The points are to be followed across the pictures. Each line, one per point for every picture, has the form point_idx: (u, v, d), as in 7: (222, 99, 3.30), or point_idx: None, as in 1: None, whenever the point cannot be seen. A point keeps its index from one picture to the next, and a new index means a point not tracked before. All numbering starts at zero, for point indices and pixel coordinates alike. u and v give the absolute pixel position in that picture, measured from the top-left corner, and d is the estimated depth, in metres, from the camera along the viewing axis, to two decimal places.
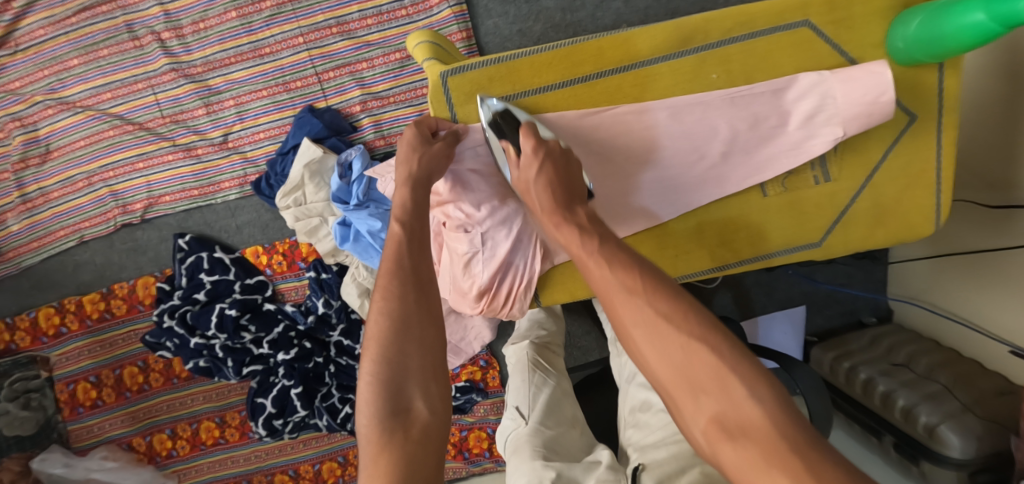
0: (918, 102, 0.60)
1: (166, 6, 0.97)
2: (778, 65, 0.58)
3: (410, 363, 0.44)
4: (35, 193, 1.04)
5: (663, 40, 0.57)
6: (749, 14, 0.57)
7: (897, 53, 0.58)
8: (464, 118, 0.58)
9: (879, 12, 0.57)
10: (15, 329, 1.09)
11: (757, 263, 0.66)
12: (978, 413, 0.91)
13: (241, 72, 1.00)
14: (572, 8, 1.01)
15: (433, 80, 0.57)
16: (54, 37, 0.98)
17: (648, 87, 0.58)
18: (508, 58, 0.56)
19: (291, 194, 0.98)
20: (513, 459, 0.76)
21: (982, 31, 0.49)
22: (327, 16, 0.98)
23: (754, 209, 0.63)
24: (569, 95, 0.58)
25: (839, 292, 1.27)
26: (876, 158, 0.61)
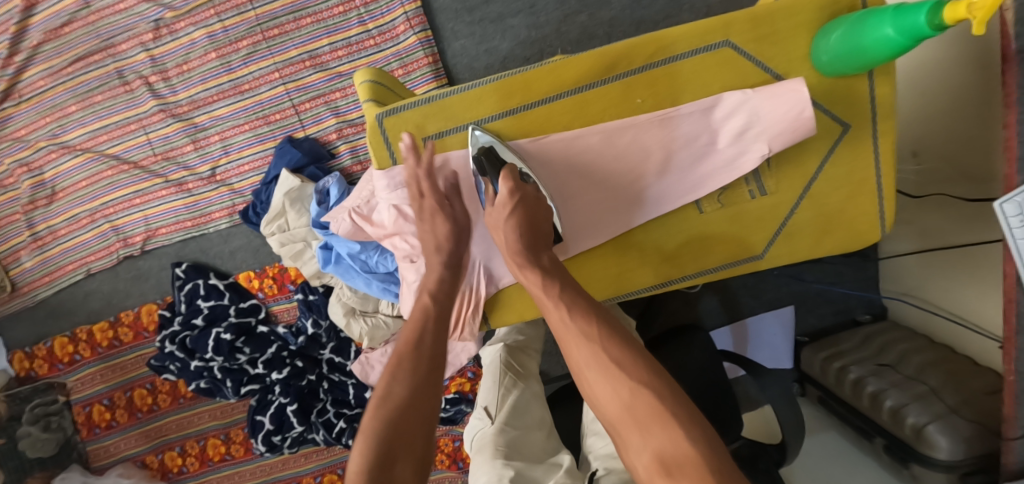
0: (851, 111, 0.59)
1: (152, 52, 1.04)
2: (705, 85, 0.57)
3: (406, 423, 0.49)
4: (45, 231, 1.12)
5: (586, 69, 0.57)
6: (670, 38, 0.56)
7: (822, 67, 0.56)
8: (403, 159, 0.59)
9: (805, 26, 0.56)
10: (34, 357, 1.17)
11: (703, 278, 0.65)
12: (965, 414, 0.88)
13: (224, 109, 1.05)
14: (537, 25, 1.02)
15: (370, 121, 0.59)
16: (54, 87, 1.05)
17: (578, 113, 0.58)
18: (438, 97, 0.58)
19: (274, 221, 1.02)
20: (477, 458, 0.80)
21: (893, 46, 0.48)
22: (300, 50, 1.02)
23: (693, 226, 0.63)
24: (498, 127, 0.58)
25: (830, 291, 1.25)
26: (813, 169, 0.60)
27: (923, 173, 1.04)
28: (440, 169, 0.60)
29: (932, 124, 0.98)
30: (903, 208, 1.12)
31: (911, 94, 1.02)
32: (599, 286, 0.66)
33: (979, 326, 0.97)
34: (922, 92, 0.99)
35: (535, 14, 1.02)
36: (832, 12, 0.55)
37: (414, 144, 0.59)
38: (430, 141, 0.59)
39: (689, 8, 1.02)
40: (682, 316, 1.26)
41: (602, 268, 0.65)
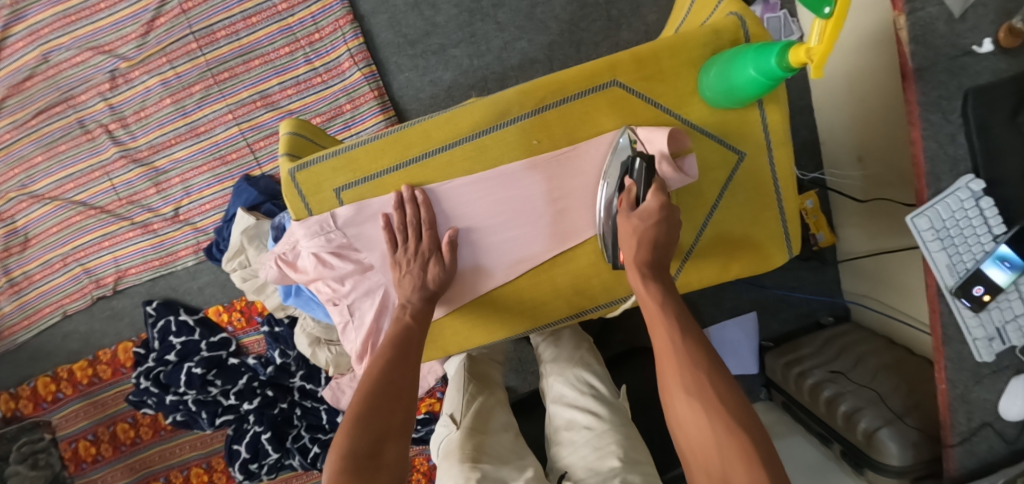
0: (744, 139, 0.61)
1: (110, 100, 1.08)
2: (598, 124, 0.60)
3: (391, 424, 0.54)
4: (21, 276, 1.16)
5: (482, 116, 0.59)
6: (559, 82, 0.58)
7: (708, 100, 0.58)
8: (319, 210, 0.62)
9: (688, 63, 0.58)
10: (19, 398, 1.22)
11: (617, 306, 0.68)
12: (910, 421, 0.90)
13: (182, 151, 1.09)
14: (478, 53, 1.04)
15: (285, 177, 0.62)
16: (20, 139, 1.10)
17: (478, 158, 0.61)
18: (345, 150, 0.61)
19: (236, 258, 1.06)
20: (444, 463, 0.82)
21: (757, 85, 0.50)
22: (251, 91, 1.06)
23: (600, 258, 0.65)
24: (405, 175, 0.61)
25: (791, 296, 1.26)
26: (714, 198, 0.62)
27: (869, 178, 1.05)
28: (359, 216, 0.62)
29: (871, 129, 1.00)
30: (853, 212, 1.13)
31: (852, 98, 1.03)
32: (515, 319, 0.67)
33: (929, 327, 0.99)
34: (859, 98, 1.01)
35: (476, 44, 1.04)
36: (715, 48, 0.58)
37: (326, 195, 0.62)
38: (343, 191, 0.62)
39: (625, 28, 1.04)
40: None
41: (512, 302, 0.67)
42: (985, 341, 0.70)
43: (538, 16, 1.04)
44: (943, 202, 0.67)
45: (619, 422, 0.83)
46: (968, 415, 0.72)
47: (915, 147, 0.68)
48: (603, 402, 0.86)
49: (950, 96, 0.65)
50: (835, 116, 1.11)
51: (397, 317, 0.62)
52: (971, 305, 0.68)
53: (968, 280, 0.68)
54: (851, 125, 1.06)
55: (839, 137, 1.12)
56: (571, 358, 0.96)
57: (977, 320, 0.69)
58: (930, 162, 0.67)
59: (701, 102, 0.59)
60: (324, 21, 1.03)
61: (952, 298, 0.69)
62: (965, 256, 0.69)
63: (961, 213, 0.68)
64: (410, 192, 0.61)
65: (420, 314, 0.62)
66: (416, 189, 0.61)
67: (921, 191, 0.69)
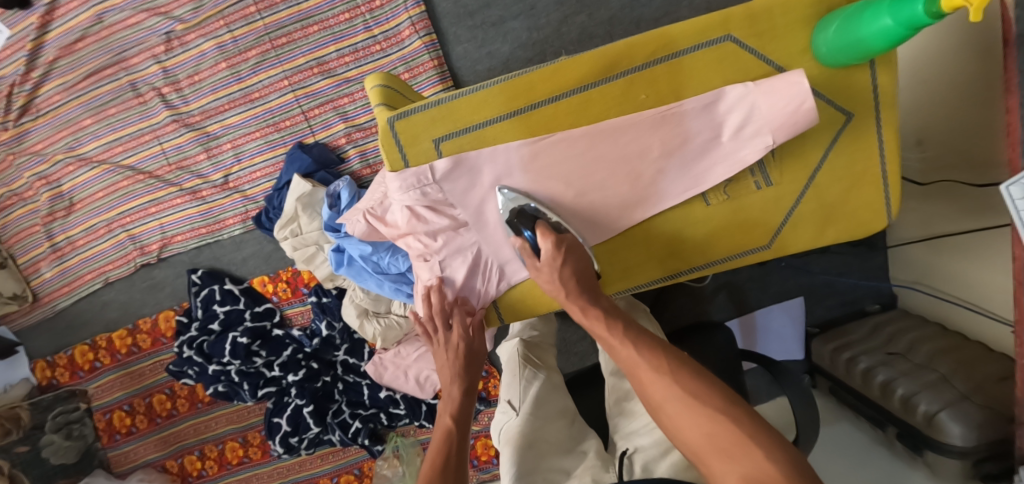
0: (853, 101, 0.60)
1: (164, 64, 1.06)
2: (706, 80, 0.59)
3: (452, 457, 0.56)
4: (64, 242, 1.14)
5: (590, 69, 0.58)
6: (671, 35, 0.57)
7: (825, 58, 0.57)
8: (415, 161, 0.61)
9: (803, 19, 0.57)
10: (55, 366, 1.20)
11: (711, 268, 0.68)
12: (976, 400, 0.89)
13: (235, 117, 1.07)
14: (538, 27, 1.03)
15: (382, 125, 0.61)
16: (69, 101, 1.08)
17: (582, 112, 0.60)
18: (447, 100, 0.59)
19: (287, 226, 1.04)
20: (505, 450, 0.81)
21: (891, 36, 0.49)
22: (308, 58, 1.04)
23: (699, 219, 0.64)
24: (506, 128, 0.60)
25: (837, 281, 1.26)
26: (816, 160, 0.62)
27: (928, 161, 1.05)
28: (460, 170, 0.60)
29: (932, 112, 0.99)
30: (908, 196, 1.13)
31: (914, 81, 1.02)
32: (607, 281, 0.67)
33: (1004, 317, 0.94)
34: (921, 81, 1.00)
35: (536, 16, 1.03)
36: (828, 6, 0.57)
37: (424, 146, 0.61)
38: (441, 142, 0.61)
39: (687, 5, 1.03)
40: (690, 310, 1.27)
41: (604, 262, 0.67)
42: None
43: None
44: None
45: None
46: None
47: (1010, 115, 0.68)
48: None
49: None
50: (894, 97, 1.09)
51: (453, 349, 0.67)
52: None
53: None
54: (910, 108, 1.05)
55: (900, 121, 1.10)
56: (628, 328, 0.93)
57: None
58: None
59: (812, 60, 0.59)
60: None
61: None
62: None
63: None
64: (513, 145, 0.60)
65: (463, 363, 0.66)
66: (516, 143, 0.60)
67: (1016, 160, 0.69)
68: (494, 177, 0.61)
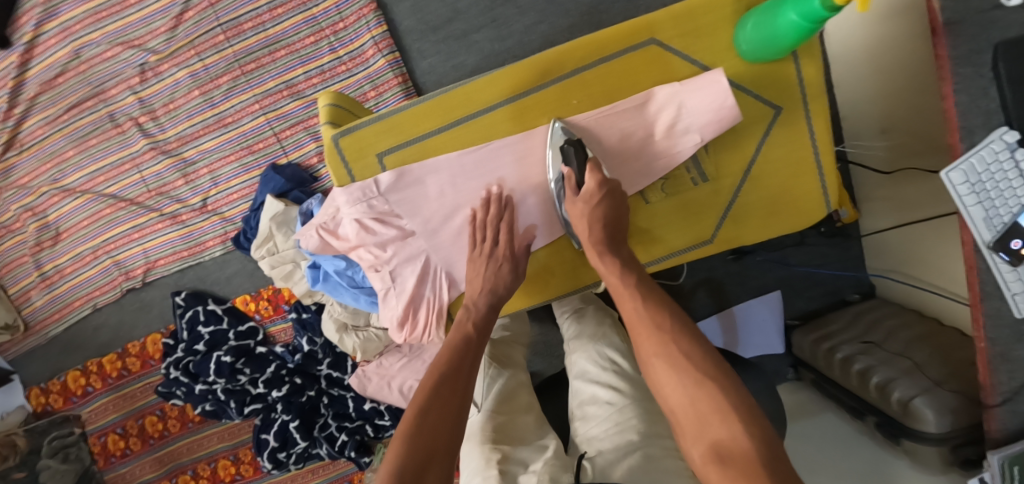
0: (781, 94, 0.61)
1: (140, 94, 1.10)
2: (637, 82, 0.60)
3: (439, 440, 0.50)
4: (52, 270, 1.18)
5: (522, 77, 0.60)
6: (598, 42, 0.60)
7: (746, 55, 0.59)
8: (362, 175, 0.63)
9: (725, 18, 0.59)
10: (49, 392, 1.23)
11: (661, 264, 0.67)
12: (949, 387, 0.89)
13: (210, 142, 1.11)
14: (500, 38, 1.05)
15: (327, 143, 0.63)
16: (51, 134, 1.12)
17: (518, 119, 0.61)
18: (388, 115, 0.62)
19: (264, 245, 1.06)
20: (467, 445, 0.83)
21: (798, 30, 0.51)
22: (277, 81, 1.08)
23: (640, 217, 0.64)
24: (446, 139, 0.62)
25: (816, 273, 1.25)
26: (752, 153, 0.63)
27: (894, 148, 1.05)
28: (405, 176, 0.62)
29: (886, 100, 1.02)
30: (878, 185, 1.13)
31: (872, 71, 1.03)
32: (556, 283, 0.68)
33: (962, 296, 0.97)
34: (878, 70, 1.01)
35: (497, 28, 1.05)
36: (748, 5, 0.59)
37: (369, 160, 0.63)
38: (385, 156, 0.63)
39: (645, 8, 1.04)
40: None
41: (550, 264, 0.66)
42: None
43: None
44: (978, 154, 0.69)
45: (640, 396, 0.84)
46: (1009, 374, 0.74)
47: (947, 102, 0.70)
48: (624, 377, 0.87)
49: (982, 49, 0.67)
50: (854, 89, 1.11)
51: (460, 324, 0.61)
52: (1009, 260, 0.69)
53: (1006, 234, 0.69)
54: (871, 99, 1.06)
55: (858, 113, 1.12)
56: (595, 334, 0.97)
57: (1014, 275, 0.70)
58: (962, 114, 0.69)
59: (737, 57, 0.60)
60: (348, 10, 1.05)
61: (989, 251, 0.70)
62: (1004, 208, 0.70)
63: (996, 166, 0.68)
64: (452, 155, 0.61)
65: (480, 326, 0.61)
66: (456, 153, 0.62)
67: (955, 145, 0.71)
68: (437, 186, 0.62)
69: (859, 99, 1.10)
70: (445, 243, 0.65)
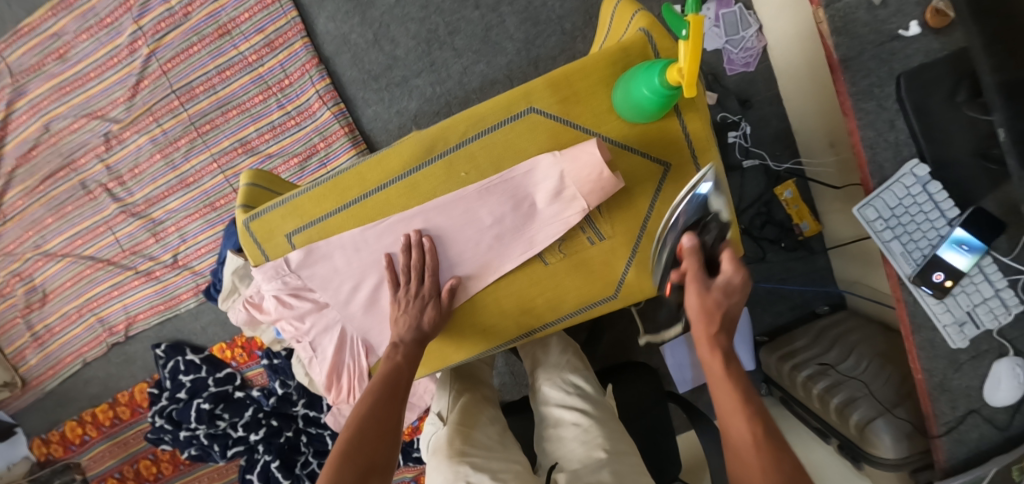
0: (669, 150, 0.62)
1: (107, 162, 1.16)
2: (522, 150, 0.61)
3: (377, 461, 0.55)
4: (42, 330, 1.25)
5: (411, 154, 0.62)
6: (478, 114, 0.60)
7: (620, 117, 0.60)
8: (274, 254, 0.66)
9: (601, 81, 0.59)
10: (50, 442, 1.31)
11: (564, 321, 0.70)
12: (899, 413, 0.83)
13: (175, 202, 1.16)
14: (439, 81, 1.07)
15: (240, 227, 0.66)
16: (32, 204, 1.19)
17: (411, 195, 0.63)
18: (289, 198, 0.64)
19: (230, 298, 1.11)
20: (432, 458, 0.84)
21: (651, 103, 0.54)
22: (232, 140, 1.12)
23: (541, 277, 0.67)
24: (347, 216, 0.64)
25: (781, 288, 1.17)
26: (645, 209, 0.64)
27: (842, 163, 0.98)
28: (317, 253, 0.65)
29: (817, 114, 1.00)
30: (832, 198, 1.05)
31: (813, 85, 0.97)
32: (468, 341, 0.70)
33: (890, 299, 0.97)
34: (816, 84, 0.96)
35: (436, 71, 1.07)
36: (623, 65, 0.59)
37: (279, 240, 0.66)
38: (293, 235, 0.65)
39: (579, 40, 1.04)
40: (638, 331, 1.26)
41: (464, 324, 0.69)
42: (955, 327, 0.65)
43: (493, 38, 1.05)
44: (889, 191, 0.65)
45: (605, 418, 0.85)
46: (951, 404, 0.67)
47: (853, 137, 0.66)
48: (588, 400, 0.88)
49: (883, 83, 0.63)
50: (793, 101, 1.07)
51: (389, 356, 0.64)
52: (933, 292, 0.65)
53: (926, 267, 0.64)
54: (814, 114, 1.01)
55: (807, 127, 1.06)
56: (558, 364, 0.96)
57: (942, 306, 0.65)
58: (870, 150, 0.65)
59: (619, 118, 0.60)
60: (292, 67, 1.09)
61: (913, 286, 0.65)
62: (921, 242, 0.66)
63: (909, 200, 0.65)
64: (353, 232, 0.64)
65: (410, 358, 0.64)
66: (356, 230, 0.64)
67: (866, 180, 0.66)
68: (345, 262, 0.65)
69: (795, 112, 1.08)
70: (376, 287, 0.67)
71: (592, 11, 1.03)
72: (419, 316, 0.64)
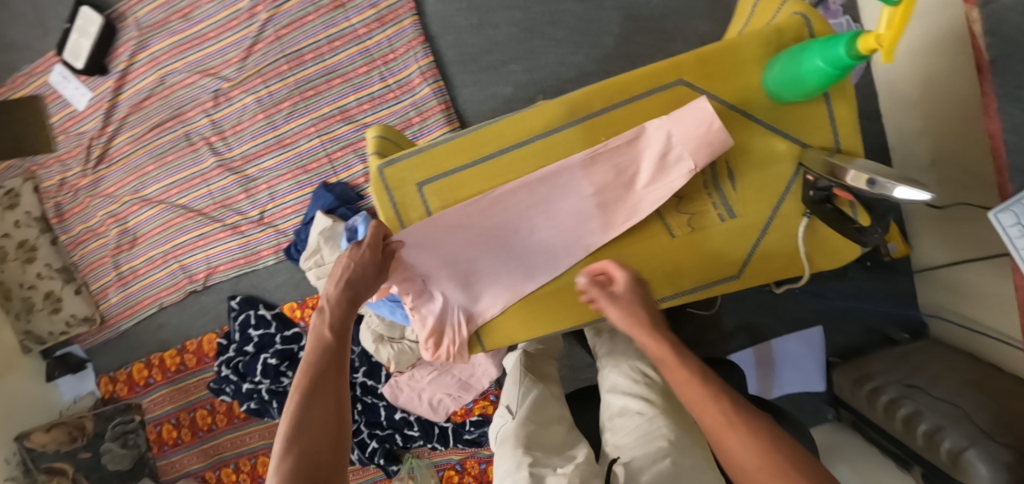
0: (809, 133, 0.65)
1: (213, 116, 1.22)
2: (667, 119, 0.65)
3: (323, 456, 0.51)
4: (128, 271, 1.31)
5: (557, 114, 0.65)
6: (626, 82, 0.64)
7: (770, 94, 0.63)
8: (403, 203, 0.67)
9: (751, 60, 0.64)
10: (116, 381, 1.35)
11: (680, 298, 0.72)
12: (1001, 440, 0.76)
13: (270, 161, 1.21)
14: (535, 67, 1.09)
15: (372, 173, 0.67)
16: (136, 151, 1.27)
17: (551, 154, 0.65)
18: (427, 147, 0.66)
19: (312, 257, 1.14)
20: (499, 448, 0.84)
21: (824, 75, 0.56)
22: (332, 107, 1.17)
23: (665, 251, 0.70)
24: (479, 170, 0.66)
25: (858, 309, 1.16)
26: (778, 190, 0.68)
27: (944, 182, 0.95)
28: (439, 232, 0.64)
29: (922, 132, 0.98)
30: (928, 219, 1.03)
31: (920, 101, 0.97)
32: (580, 310, 0.73)
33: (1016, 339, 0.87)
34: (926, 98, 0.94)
35: (534, 59, 1.09)
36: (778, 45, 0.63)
37: (410, 188, 0.67)
38: (425, 185, 0.66)
39: (681, 40, 1.05)
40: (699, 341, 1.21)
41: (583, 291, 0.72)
42: None
43: (594, 31, 1.07)
44: None
45: (671, 409, 0.81)
46: None
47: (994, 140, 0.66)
48: (654, 390, 0.84)
49: None
50: (897, 118, 1.05)
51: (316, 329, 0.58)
52: None
53: None
54: (920, 131, 0.99)
55: (903, 146, 1.06)
56: (627, 352, 0.95)
57: None
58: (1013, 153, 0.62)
59: (766, 95, 0.64)
60: (398, 42, 1.14)
61: None
62: None
63: None
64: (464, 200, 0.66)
65: (339, 326, 0.59)
66: (491, 184, 0.66)
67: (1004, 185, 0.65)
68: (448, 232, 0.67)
69: (894, 127, 1.07)
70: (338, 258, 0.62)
71: (694, 13, 1.04)
72: (352, 273, 0.61)
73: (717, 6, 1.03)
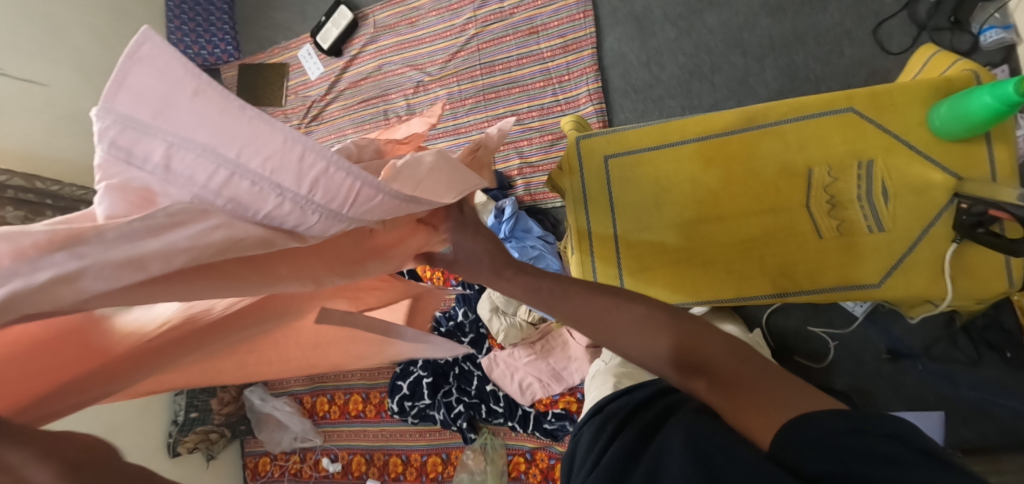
0: (968, 169, 0.76)
1: (409, 101, 1.51)
2: (830, 138, 0.81)
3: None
4: None
5: (732, 121, 0.85)
6: (801, 103, 0.83)
7: (935, 130, 0.77)
8: (592, 166, 0.91)
9: (919, 101, 0.78)
10: None
11: (817, 293, 0.83)
12: None
13: (445, 143, 1.46)
14: (690, 106, 1.27)
15: (573, 141, 0.93)
16: (342, 116, 1.58)
17: (721, 150, 0.86)
18: (622, 130, 0.91)
19: None
20: (593, 382, 0.95)
21: (992, 110, 0.68)
22: (507, 109, 1.40)
23: (811, 248, 0.83)
24: (661, 152, 0.89)
25: (991, 405, 1.06)
26: (930, 214, 0.77)
27: None
28: (112, 167, 0.26)
29: None
30: None
31: None
32: (723, 284, 0.87)
33: None
34: None
35: (691, 98, 1.27)
36: (947, 92, 0.77)
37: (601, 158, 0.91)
38: (611, 158, 0.91)
39: None
40: None
41: (728, 267, 0.86)
42: None
43: (750, 83, 1.23)
44: None
45: None
46: None
47: None
48: None
49: None
50: None
51: None
52: None
53: None
54: None
55: None
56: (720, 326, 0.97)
57: None
58: None
59: (929, 131, 0.78)
60: (575, 67, 1.35)
61: None
62: None
63: None
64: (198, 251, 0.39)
65: None
66: (667, 164, 0.88)
67: None
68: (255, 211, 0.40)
69: None
70: None
71: (851, 83, 1.15)
72: None
73: (876, 80, 1.14)
